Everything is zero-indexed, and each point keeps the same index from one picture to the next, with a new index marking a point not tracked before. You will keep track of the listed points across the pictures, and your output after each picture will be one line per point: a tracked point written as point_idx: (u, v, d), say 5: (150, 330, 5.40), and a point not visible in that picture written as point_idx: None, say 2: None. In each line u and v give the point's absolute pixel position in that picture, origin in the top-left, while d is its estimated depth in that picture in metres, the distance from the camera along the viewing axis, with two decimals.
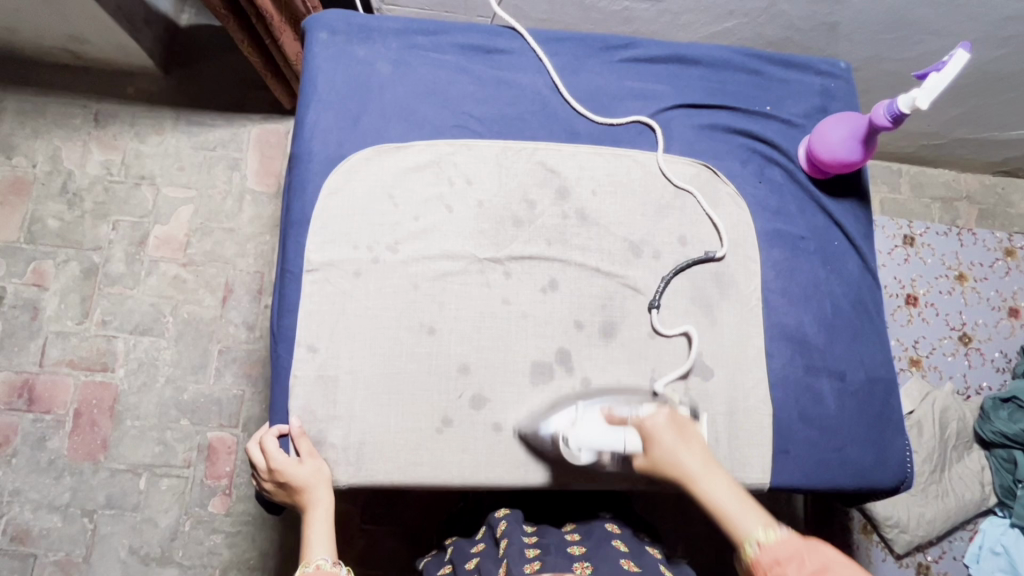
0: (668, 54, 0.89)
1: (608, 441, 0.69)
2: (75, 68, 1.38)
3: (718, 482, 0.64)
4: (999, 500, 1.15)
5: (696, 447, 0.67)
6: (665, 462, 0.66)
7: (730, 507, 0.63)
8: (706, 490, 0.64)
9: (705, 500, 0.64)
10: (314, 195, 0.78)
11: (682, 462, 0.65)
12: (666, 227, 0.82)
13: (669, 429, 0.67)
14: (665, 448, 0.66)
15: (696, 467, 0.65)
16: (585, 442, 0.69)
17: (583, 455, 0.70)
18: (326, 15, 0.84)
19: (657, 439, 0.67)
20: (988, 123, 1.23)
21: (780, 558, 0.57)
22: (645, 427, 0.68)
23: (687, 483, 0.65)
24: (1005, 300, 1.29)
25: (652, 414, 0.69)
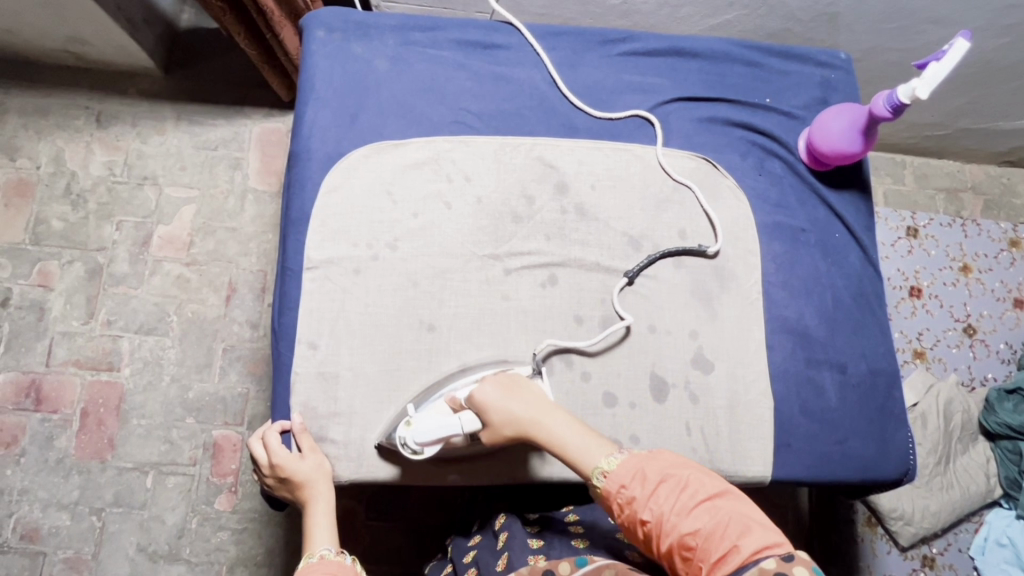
0: (667, 47, 0.89)
1: (444, 428, 0.68)
2: (77, 69, 1.38)
3: (556, 424, 0.66)
4: (1005, 492, 1.14)
5: (528, 400, 0.68)
6: (504, 422, 0.67)
7: (574, 445, 0.64)
8: (548, 436, 0.66)
9: (552, 447, 0.65)
10: (313, 193, 0.79)
11: (517, 418, 0.67)
12: (665, 221, 0.82)
13: (498, 393, 0.68)
14: (495, 412, 0.67)
15: (532, 417, 0.67)
16: (419, 437, 0.68)
17: (429, 452, 0.69)
18: (323, 13, 0.84)
19: (487, 407, 0.68)
20: (992, 113, 1.22)
21: (626, 476, 0.60)
22: (472, 402, 0.69)
23: (531, 434, 0.67)
24: (1010, 291, 1.28)
25: (478, 388, 0.69)
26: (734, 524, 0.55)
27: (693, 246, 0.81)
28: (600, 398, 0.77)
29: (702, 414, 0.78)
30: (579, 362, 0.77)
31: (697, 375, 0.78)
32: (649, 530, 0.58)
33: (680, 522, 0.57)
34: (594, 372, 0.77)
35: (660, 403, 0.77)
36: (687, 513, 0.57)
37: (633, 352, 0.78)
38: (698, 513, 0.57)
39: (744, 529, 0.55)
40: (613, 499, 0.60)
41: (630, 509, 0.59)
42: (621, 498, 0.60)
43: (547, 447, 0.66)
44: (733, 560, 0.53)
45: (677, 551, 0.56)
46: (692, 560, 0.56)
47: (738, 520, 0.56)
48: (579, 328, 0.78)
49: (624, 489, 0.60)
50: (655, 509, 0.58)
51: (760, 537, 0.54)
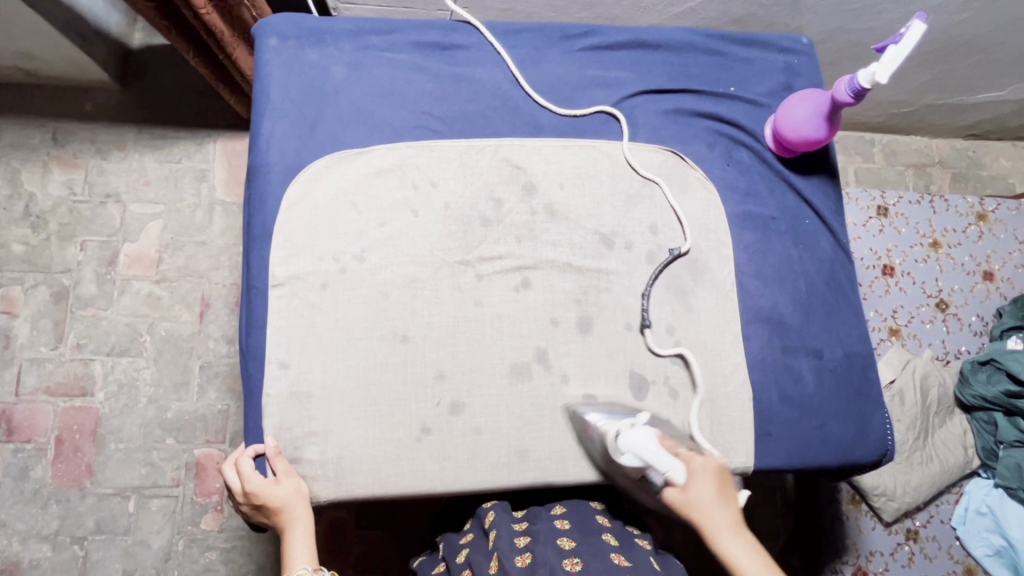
0: (629, 40, 0.88)
1: (655, 457, 0.64)
2: (28, 86, 1.33)
3: (741, 541, 0.61)
4: (982, 462, 1.17)
5: (732, 508, 0.63)
6: (698, 505, 0.63)
7: (754, 575, 0.58)
8: (728, 548, 0.60)
9: (728, 557, 0.60)
10: (275, 207, 0.76)
11: (713, 511, 0.62)
12: (637, 216, 0.81)
13: (716, 480, 0.64)
14: (702, 490, 0.63)
15: (727, 523, 0.62)
16: (632, 445, 0.65)
17: (624, 460, 0.65)
18: (274, 20, 0.82)
19: (699, 480, 0.64)
20: (954, 89, 1.27)
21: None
22: (694, 466, 0.65)
23: (712, 532, 0.62)
24: (979, 265, 1.28)
25: (705, 463, 0.65)
26: None
27: (667, 254, 0.81)
28: (581, 400, 0.76)
29: (682, 408, 0.78)
30: (557, 364, 0.77)
31: (676, 371, 0.78)
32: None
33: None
34: (572, 373, 0.77)
35: (640, 400, 0.77)
36: None
37: (611, 352, 0.78)
38: None
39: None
40: None
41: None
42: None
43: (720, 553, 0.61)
44: None
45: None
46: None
47: None
48: (555, 330, 0.77)
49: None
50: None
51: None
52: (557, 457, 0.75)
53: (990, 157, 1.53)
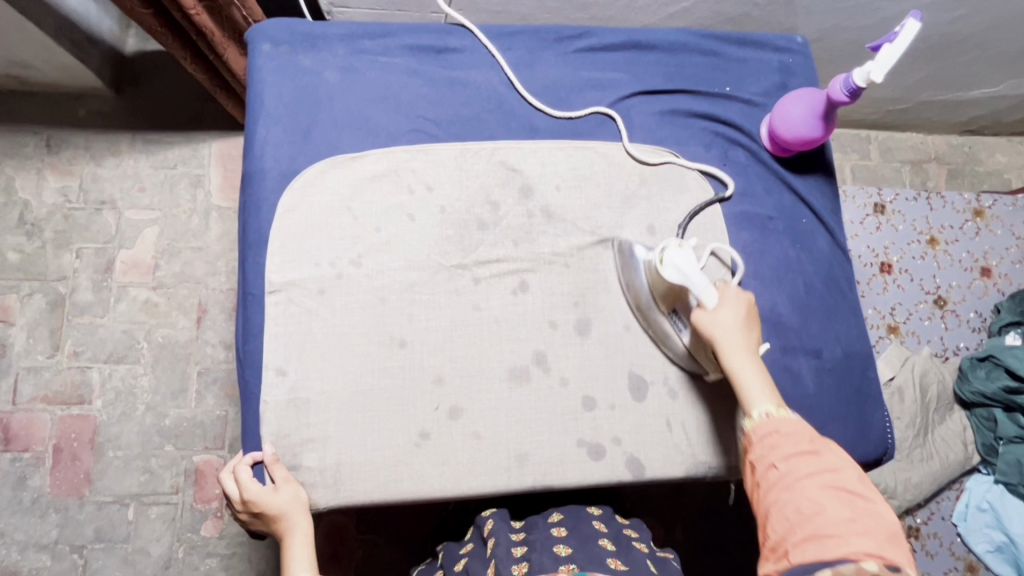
0: (623, 41, 0.87)
1: (694, 278, 0.68)
2: (22, 93, 1.33)
3: (752, 360, 0.65)
4: (982, 458, 1.17)
5: (756, 336, 0.67)
6: (721, 325, 0.66)
7: (754, 390, 0.64)
8: (739, 362, 0.65)
9: (734, 374, 0.65)
10: (270, 213, 0.76)
11: (739, 332, 0.66)
12: (635, 217, 0.81)
13: (746, 307, 0.67)
14: (731, 313, 0.67)
15: (747, 347, 0.66)
16: (676, 260, 0.68)
17: (664, 272, 0.69)
18: (267, 26, 0.81)
19: (730, 306, 0.67)
20: (949, 85, 1.27)
21: (785, 431, 0.61)
22: (728, 293, 0.68)
23: (728, 352, 0.65)
24: (977, 261, 1.28)
25: (739, 293, 0.68)
26: (864, 522, 0.53)
27: (710, 198, 0.83)
28: (580, 402, 0.76)
29: (682, 409, 0.77)
30: (555, 367, 0.76)
31: (675, 372, 0.78)
32: (770, 480, 0.59)
33: (806, 487, 0.57)
34: (571, 376, 0.76)
35: (640, 401, 0.77)
36: (820, 488, 0.56)
37: (609, 354, 0.77)
38: (831, 494, 0.56)
39: (864, 531, 0.53)
40: (755, 438, 0.62)
41: (762, 454, 0.61)
42: (764, 439, 0.61)
43: (727, 365, 0.65)
44: (831, 539, 0.53)
45: (781, 508, 0.57)
46: (789, 523, 0.56)
47: (866, 522, 0.54)
48: (553, 332, 0.77)
49: (772, 436, 0.61)
50: (786, 467, 0.59)
51: (876, 548, 0.52)
52: (556, 460, 0.74)
53: (986, 153, 1.54)
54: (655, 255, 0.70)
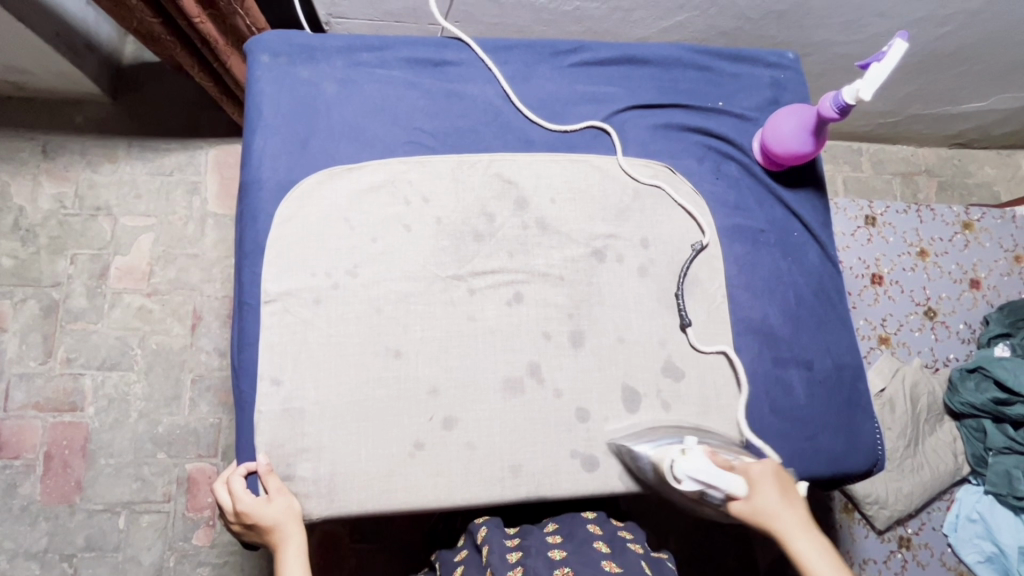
0: (619, 55, 0.89)
1: (716, 475, 0.63)
2: (18, 99, 1.33)
3: (812, 541, 0.61)
4: (972, 468, 1.18)
5: (799, 508, 0.64)
6: (765, 512, 0.63)
7: (825, 574, 0.60)
8: (797, 549, 0.61)
9: (801, 560, 0.61)
10: (267, 223, 0.77)
11: (779, 517, 0.63)
12: (629, 229, 0.82)
13: (776, 482, 0.65)
14: (766, 497, 0.64)
15: (794, 525, 0.63)
16: (688, 468, 0.64)
17: (687, 487, 0.64)
18: (266, 37, 0.82)
19: (762, 488, 0.64)
20: (938, 99, 1.29)
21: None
22: (754, 474, 0.65)
23: (783, 536, 0.62)
24: (966, 273, 1.30)
25: (762, 469, 0.65)
26: None
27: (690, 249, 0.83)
28: (574, 414, 0.76)
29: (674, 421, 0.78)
30: (549, 378, 0.77)
31: (669, 383, 0.79)
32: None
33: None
34: (565, 387, 0.77)
35: (633, 412, 0.77)
36: None
37: (603, 365, 0.78)
38: None
39: None
40: None
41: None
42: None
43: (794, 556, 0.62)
44: None
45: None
46: None
47: None
48: (547, 344, 0.78)
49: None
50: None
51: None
52: (549, 471, 0.75)
53: (975, 165, 1.56)
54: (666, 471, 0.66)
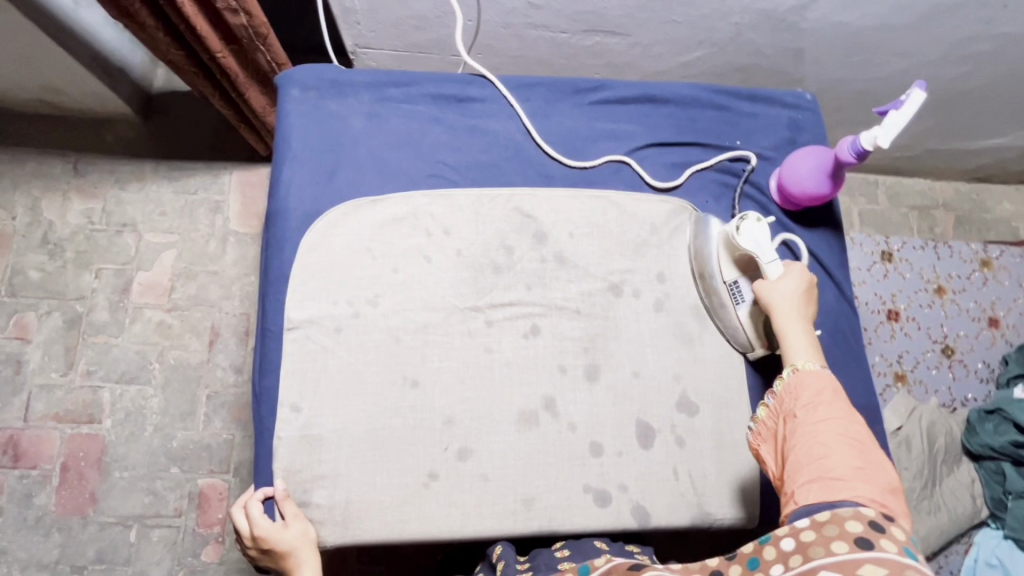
0: (638, 95, 0.91)
1: (765, 250, 0.75)
2: (53, 118, 1.38)
3: (804, 325, 0.71)
4: (991, 512, 1.15)
5: (809, 306, 0.73)
6: (779, 291, 0.72)
7: (795, 344, 0.70)
8: (786, 324, 0.71)
9: (783, 330, 0.71)
10: (293, 252, 0.79)
11: (792, 299, 0.72)
12: (645, 265, 0.83)
13: (807, 284, 0.73)
14: (789, 284, 0.73)
15: (800, 311, 0.72)
16: (750, 229, 0.75)
17: (740, 241, 0.75)
18: (297, 72, 0.85)
19: (790, 278, 0.73)
20: (956, 135, 1.30)
21: (812, 384, 0.65)
22: (792, 269, 0.74)
23: (782, 314, 0.71)
24: (984, 311, 1.29)
25: (804, 269, 0.74)
26: (872, 472, 0.58)
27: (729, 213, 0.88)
28: (587, 448, 0.77)
29: (688, 457, 0.78)
30: (563, 412, 0.77)
31: (682, 419, 0.79)
32: (793, 426, 0.63)
33: (823, 433, 0.61)
34: (579, 420, 0.77)
35: (647, 448, 0.78)
36: (835, 435, 0.61)
37: (618, 400, 0.79)
38: (845, 447, 0.60)
39: (867, 479, 0.58)
40: (786, 391, 0.66)
41: (788, 405, 0.65)
42: (792, 392, 0.66)
43: (779, 327, 0.71)
44: (842, 491, 0.57)
45: (796, 451, 0.62)
46: (800, 466, 0.60)
47: (872, 471, 0.59)
48: (562, 377, 0.78)
49: (800, 387, 0.65)
50: (808, 415, 0.63)
51: (873, 496, 0.57)
52: (562, 506, 0.75)
53: (993, 200, 1.55)
54: (731, 225, 0.77)
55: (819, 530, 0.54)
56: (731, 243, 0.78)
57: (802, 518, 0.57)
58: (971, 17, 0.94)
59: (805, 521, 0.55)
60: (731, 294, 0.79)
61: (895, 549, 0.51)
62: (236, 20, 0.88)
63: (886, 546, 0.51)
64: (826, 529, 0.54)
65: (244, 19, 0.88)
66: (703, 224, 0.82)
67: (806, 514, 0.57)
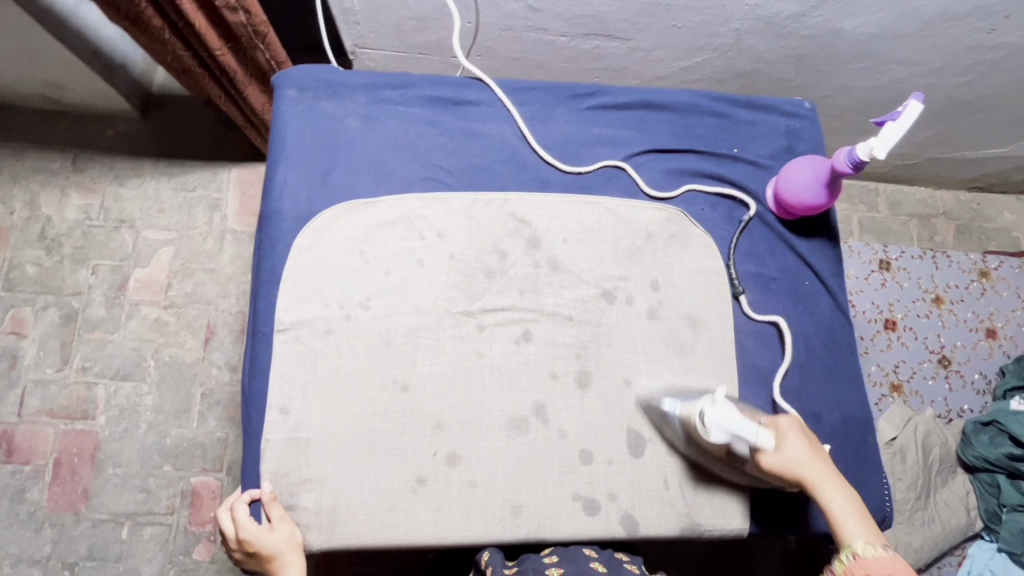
0: (635, 100, 0.91)
1: (742, 428, 0.69)
2: (53, 112, 1.38)
3: (841, 493, 0.68)
4: (985, 524, 1.14)
5: (824, 459, 0.71)
6: (793, 462, 0.70)
7: (843, 517, 0.67)
8: (826, 496, 0.68)
9: (824, 503, 0.68)
10: (285, 253, 0.79)
11: (808, 467, 0.69)
12: (639, 272, 0.82)
13: (804, 438, 0.72)
14: (795, 450, 0.70)
15: (820, 473, 0.69)
16: (720, 422, 0.68)
17: (715, 441, 0.69)
18: (294, 72, 0.85)
19: (791, 441, 0.71)
20: (957, 144, 1.29)
21: (880, 570, 0.62)
22: (782, 427, 0.72)
23: (813, 484, 0.69)
24: (982, 322, 1.28)
25: (791, 426, 0.72)
26: None
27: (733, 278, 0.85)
28: (577, 455, 0.76)
29: (679, 466, 0.77)
30: (554, 419, 0.77)
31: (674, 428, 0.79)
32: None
33: None
34: (570, 428, 0.77)
35: (638, 457, 0.77)
36: None
37: (609, 408, 0.78)
38: None
39: None
40: None
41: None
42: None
43: (823, 508, 0.68)
44: None
45: None
46: None
47: None
48: (554, 384, 0.78)
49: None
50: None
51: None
52: (550, 513, 0.75)
53: (995, 210, 1.55)
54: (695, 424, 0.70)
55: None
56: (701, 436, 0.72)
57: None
58: (972, 27, 0.94)
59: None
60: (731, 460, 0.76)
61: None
62: (235, 19, 0.88)
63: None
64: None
65: (243, 17, 0.88)
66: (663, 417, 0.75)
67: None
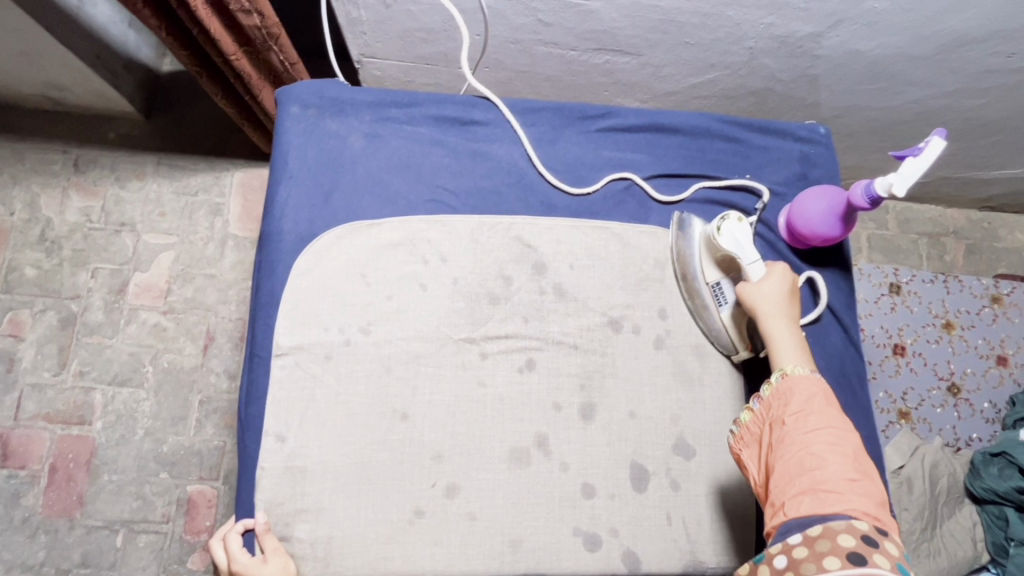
0: (647, 123, 0.89)
1: (748, 251, 0.75)
2: (54, 112, 1.36)
3: (790, 327, 0.71)
4: (992, 557, 1.11)
5: (790, 304, 0.73)
6: (764, 293, 0.72)
7: (783, 348, 0.70)
8: (772, 328, 0.71)
9: (769, 335, 0.71)
10: (285, 276, 0.78)
11: (772, 299, 0.72)
12: (647, 300, 0.80)
13: (789, 285, 0.73)
14: (770, 286, 0.73)
15: (783, 312, 0.72)
16: (736, 229, 0.75)
17: (721, 241, 0.75)
18: (298, 88, 0.83)
19: (773, 280, 0.73)
20: (972, 165, 1.27)
21: (803, 390, 0.65)
22: (774, 269, 0.74)
23: (768, 317, 0.72)
24: (992, 349, 1.26)
25: (785, 269, 0.74)
26: (863, 483, 0.59)
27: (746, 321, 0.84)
28: (579, 489, 0.74)
29: (682, 501, 0.76)
30: (556, 451, 0.75)
31: (679, 461, 0.77)
32: (781, 434, 0.63)
33: (812, 443, 0.61)
34: (572, 461, 0.75)
35: (641, 491, 0.75)
36: (825, 444, 0.61)
37: (612, 441, 0.76)
38: (837, 459, 0.60)
39: (860, 492, 0.58)
40: (774, 397, 0.66)
41: (776, 412, 0.65)
42: (781, 397, 0.66)
43: (766, 330, 0.71)
44: (831, 505, 0.57)
45: (787, 462, 0.61)
46: (789, 477, 0.60)
47: (863, 482, 0.59)
48: (556, 415, 0.76)
49: (790, 392, 0.65)
50: (797, 423, 0.63)
51: (866, 509, 0.58)
52: (550, 547, 0.73)
53: (1006, 230, 1.52)
54: (713, 225, 0.77)
55: (812, 547, 0.56)
56: (712, 242, 0.78)
57: (793, 532, 0.58)
58: (992, 50, 0.92)
59: (798, 538, 0.57)
60: (714, 295, 0.78)
61: (887, 566, 0.53)
62: (248, 22, 0.84)
63: (878, 563, 0.53)
64: (817, 545, 0.56)
65: (257, 19, 0.84)
66: (684, 225, 0.82)
67: (798, 528, 0.58)
